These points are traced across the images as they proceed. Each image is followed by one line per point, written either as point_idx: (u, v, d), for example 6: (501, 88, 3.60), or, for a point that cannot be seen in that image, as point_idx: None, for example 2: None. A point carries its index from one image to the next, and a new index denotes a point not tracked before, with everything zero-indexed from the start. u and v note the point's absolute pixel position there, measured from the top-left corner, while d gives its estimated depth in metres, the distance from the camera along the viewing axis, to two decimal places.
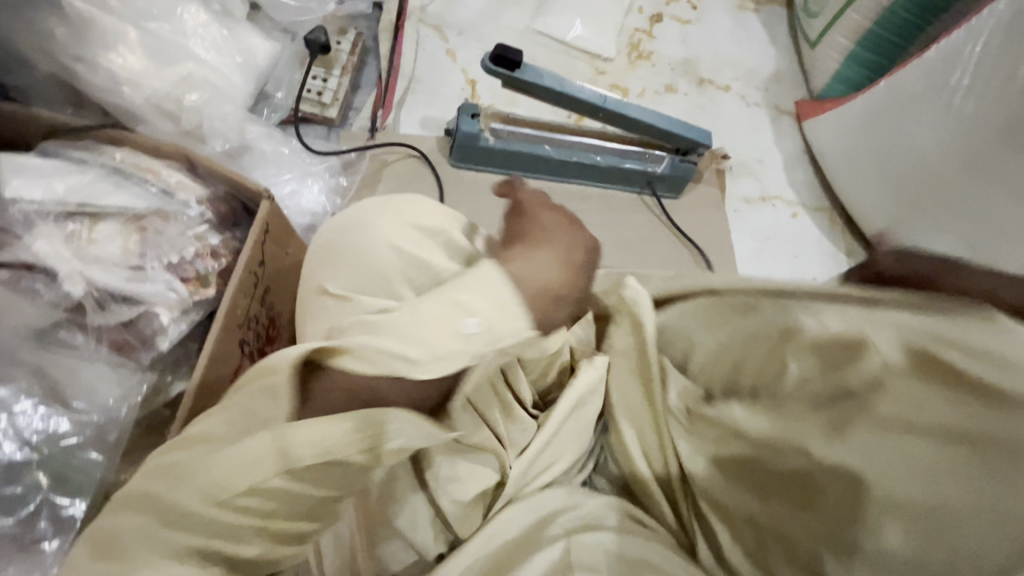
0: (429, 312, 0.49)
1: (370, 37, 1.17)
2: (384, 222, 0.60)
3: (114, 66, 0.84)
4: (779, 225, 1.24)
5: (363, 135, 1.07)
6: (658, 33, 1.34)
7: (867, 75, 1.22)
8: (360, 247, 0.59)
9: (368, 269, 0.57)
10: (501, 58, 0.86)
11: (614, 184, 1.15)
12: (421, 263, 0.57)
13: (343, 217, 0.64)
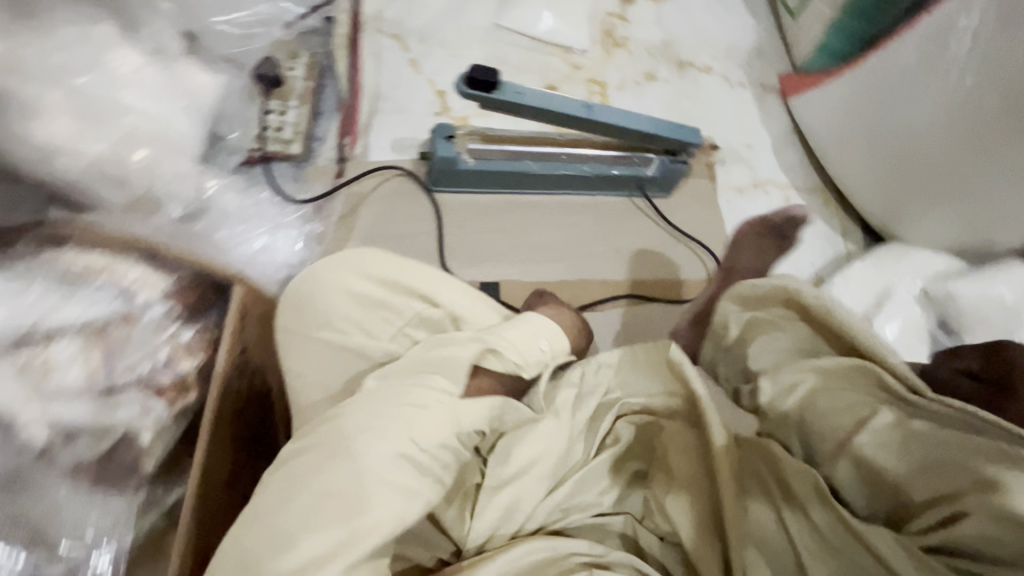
0: (529, 337, 0.68)
1: (323, 53, 1.06)
2: (351, 281, 0.68)
3: (43, 135, 0.75)
4: (774, 213, 1.19)
5: (332, 168, 0.99)
6: (631, 15, 1.26)
7: (852, 44, 1.15)
8: (339, 307, 0.67)
9: (348, 324, 0.67)
10: (477, 77, 0.77)
11: (602, 190, 1.09)
12: (388, 305, 0.68)
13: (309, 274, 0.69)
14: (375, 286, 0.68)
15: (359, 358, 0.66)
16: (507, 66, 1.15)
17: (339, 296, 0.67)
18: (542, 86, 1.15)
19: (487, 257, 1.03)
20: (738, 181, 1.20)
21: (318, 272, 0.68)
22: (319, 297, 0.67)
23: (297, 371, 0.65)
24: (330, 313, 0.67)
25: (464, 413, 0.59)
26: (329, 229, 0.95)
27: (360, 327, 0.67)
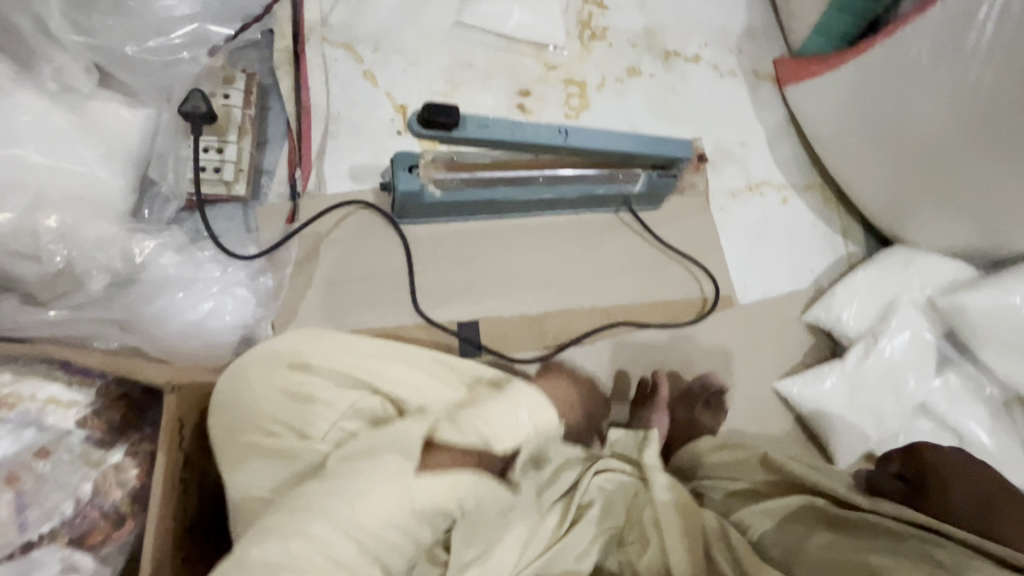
0: (503, 409, 0.64)
1: (265, 73, 0.95)
2: (278, 372, 0.69)
3: None
4: (771, 218, 1.10)
5: (284, 208, 0.90)
6: (610, 2, 1.13)
7: (848, 21, 1.04)
8: (274, 398, 0.68)
9: (288, 411, 0.67)
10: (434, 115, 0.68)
11: (586, 207, 1.00)
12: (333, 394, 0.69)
13: (232, 380, 0.68)
14: (306, 375, 0.70)
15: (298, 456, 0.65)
16: (473, 70, 1.03)
17: (270, 387, 0.68)
18: (514, 91, 1.04)
19: (463, 294, 0.94)
20: (733, 185, 1.10)
21: (240, 371, 0.68)
22: (250, 392, 0.68)
23: (254, 468, 0.65)
24: (262, 407, 0.67)
25: (416, 490, 0.57)
26: (283, 279, 0.86)
27: (301, 415, 0.67)
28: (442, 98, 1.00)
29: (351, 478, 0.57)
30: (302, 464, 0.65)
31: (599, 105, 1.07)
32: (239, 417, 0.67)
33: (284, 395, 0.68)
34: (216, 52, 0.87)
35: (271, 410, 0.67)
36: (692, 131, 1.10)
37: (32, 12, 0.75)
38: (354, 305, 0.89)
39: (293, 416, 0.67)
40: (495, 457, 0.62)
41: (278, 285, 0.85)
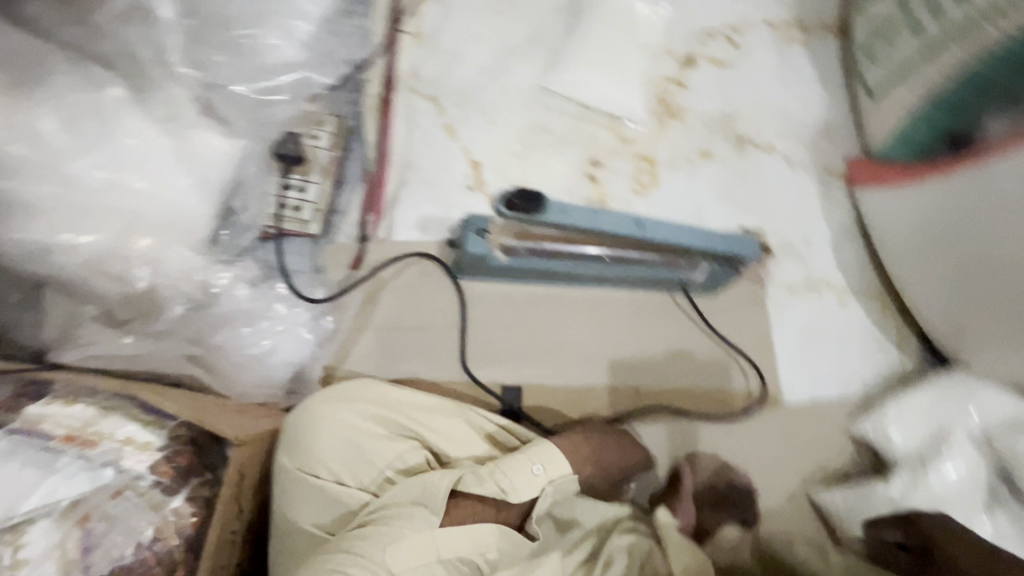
0: (519, 466, 0.72)
1: (351, 114, 0.97)
2: (339, 416, 0.73)
3: (38, 239, 0.69)
4: (826, 318, 1.09)
5: (352, 250, 0.92)
6: (691, 82, 1.14)
7: (925, 132, 1.02)
8: (329, 442, 0.71)
9: (340, 456, 0.71)
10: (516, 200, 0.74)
11: (643, 286, 1.00)
12: (381, 448, 0.71)
13: (295, 419, 0.73)
14: (361, 422, 0.73)
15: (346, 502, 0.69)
16: (549, 135, 1.05)
17: (328, 432, 0.71)
18: (586, 160, 1.05)
19: (511, 357, 0.95)
20: (790, 279, 1.10)
21: (304, 411, 0.73)
22: (309, 433, 0.71)
23: (303, 504, 0.69)
24: (315, 450, 0.71)
25: (441, 540, 0.65)
26: (343, 320, 0.88)
27: (349, 462, 0.71)
28: (516, 158, 1.03)
29: (387, 534, 0.64)
30: (349, 503, 0.69)
31: (667, 183, 1.08)
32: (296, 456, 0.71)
33: (337, 440, 0.71)
34: (314, 97, 0.92)
35: (325, 455, 0.70)
36: (756, 220, 1.11)
37: (156, 46, 0.80)
38: (405, 354, 0.90)
39: (344, 462, 0.71)
40: (509, 507, 0.71)
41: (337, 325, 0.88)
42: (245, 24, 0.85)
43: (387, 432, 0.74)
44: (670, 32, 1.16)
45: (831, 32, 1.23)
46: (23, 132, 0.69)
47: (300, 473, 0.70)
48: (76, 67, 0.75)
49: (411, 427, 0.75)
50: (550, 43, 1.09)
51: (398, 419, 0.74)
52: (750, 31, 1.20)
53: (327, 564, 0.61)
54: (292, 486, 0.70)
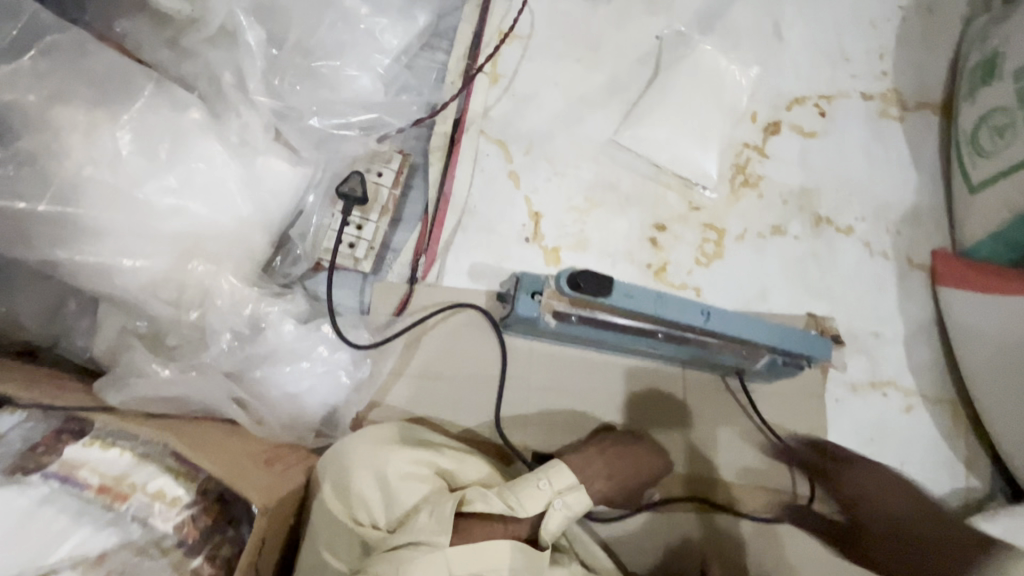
0: (525, 483, 0.72)
1: (418, 152, 0.96)
2: (374, 457, 0.71)
3: (96, 263, 0.68)
4: (888, 422, 1.01)
5: (400, 292, 0.90)
6: (771, 150, 1.08)
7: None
8: (359, 475, 0.70)
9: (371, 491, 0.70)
10: (583, 282, 0.67)
11: (692, 365, 0.94)
12: (403, 494, 0.69)
13: (333, 453, 0.73)
14: (394, 458, 0.71)
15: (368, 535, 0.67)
16: (615, 193, 1.01)
17: (362, 469, 0.70)
18: (650, 223, 1.01)
19: (549, 425, 0.90)
20: (853, 375, 1.02)
21: (342, 445, 0.73)
22: (344, 468, 0.71)
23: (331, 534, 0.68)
24: (348, 485, 0.70)
25: (453, 555, 0.64)
26: (381, 369, 0.86)
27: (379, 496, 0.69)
28: (577, 213, 0.99)
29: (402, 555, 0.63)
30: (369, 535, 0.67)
31: (732, 256, 1.03)
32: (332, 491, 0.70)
33: (369, 475, 0.70)
34: (385, 138, 0.92)
35: (357, 489, 0.69)
36: (824, 306, 1.04)
37: (238, 70, 0.80)
38: (438, 406, 0.88)
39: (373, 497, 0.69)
40: (519, 522, 0.70)
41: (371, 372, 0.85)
42: (328, 59, 0.86)
43: (416, 469, 0.71)
44: (755, 94, 1.09)
45: (933, 110, 1.14)
46: (97, 150, 0.68)
47: (334, 508, 0.69)
48: (157, 87, 0.74)
49: (438, 465, 0.74)
50: (627, 95, 1.05)
51: (423, 454, 0.73)
52: (843, 101, 1.12)
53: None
54: (325, 521, 0.69)
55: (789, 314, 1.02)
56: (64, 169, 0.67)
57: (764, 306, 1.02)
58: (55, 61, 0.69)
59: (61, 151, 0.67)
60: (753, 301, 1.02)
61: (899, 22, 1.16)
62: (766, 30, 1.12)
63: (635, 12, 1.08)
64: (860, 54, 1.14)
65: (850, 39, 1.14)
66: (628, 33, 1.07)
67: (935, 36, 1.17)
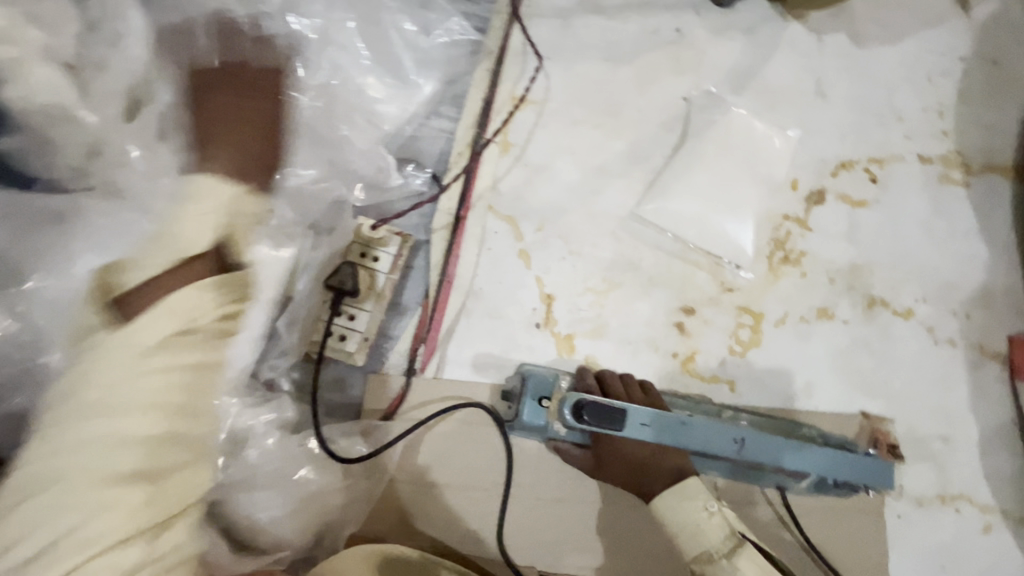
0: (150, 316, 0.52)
1: (420, 229, 0.89)
2: (124, 419, 0.49)
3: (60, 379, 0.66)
4: (962, 548, 0.86)
5: (395, 384, 0.82)
6: (816, 222, 0.96)
7: None
8: (116, 487, 0.48)
9: (99, 519, 0.47)
10: (588, 414, 0.67)
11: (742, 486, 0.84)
12: (134, 421, 0.50)
13: (102, 398, 0.49)
14: (142, 350, 0.51)
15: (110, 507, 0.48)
16: (637, 274, 0.91)
17: (88, 446, 0.48)
18: (677, 307, 0.91)
19: (564, 539, 0.79)
20: (917, 487, 0.88)
21: (124, 390, 0.50)
22: (93, 456, 0.48)
23: None
24: (82, 487, 0.47)
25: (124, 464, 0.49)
26: (208, 313, 0.55)
27: (107, 543, 0.47)
28: (594, 295, 0.90)
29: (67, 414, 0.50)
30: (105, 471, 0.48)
31: (772, 345, 0.91)
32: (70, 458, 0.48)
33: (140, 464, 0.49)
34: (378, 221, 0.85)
35: (109, 447, 0.49)
36: (879, 405, 0.90)
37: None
38: (438, 519, 0.79)
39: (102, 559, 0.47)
40: (146, 413, 0.50)
41: (187, 253, 0.57)
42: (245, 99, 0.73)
43: (165, 372, 0.52)
44: (797, 159, 0.98)
45: (1003, 173, 1.00)
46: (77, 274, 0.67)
47: (21, 479, 0.48)
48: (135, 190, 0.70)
49: (175, 372, 0.52)
50: (651, 163, 0.95)
51: (158, 381, 0.51)
52: (896, 165, 1.00)
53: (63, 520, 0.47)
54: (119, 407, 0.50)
55: (836, 413, 0.90)
56: (41, 294, 0.66)
57: (809, 402, 0.90)
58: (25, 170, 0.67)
59: (23, 276, 0.66)
60: (796, 400, 0.90)
61: (960, 75, 1.04)
62: (806, 88, 1.01)
63: (659, 71, 0.99)
64: (916, 112, 1.02)
65: (903, 95, 1.02)
66: (653, 95, 0.98)
67: (1004, 92, 1.03)
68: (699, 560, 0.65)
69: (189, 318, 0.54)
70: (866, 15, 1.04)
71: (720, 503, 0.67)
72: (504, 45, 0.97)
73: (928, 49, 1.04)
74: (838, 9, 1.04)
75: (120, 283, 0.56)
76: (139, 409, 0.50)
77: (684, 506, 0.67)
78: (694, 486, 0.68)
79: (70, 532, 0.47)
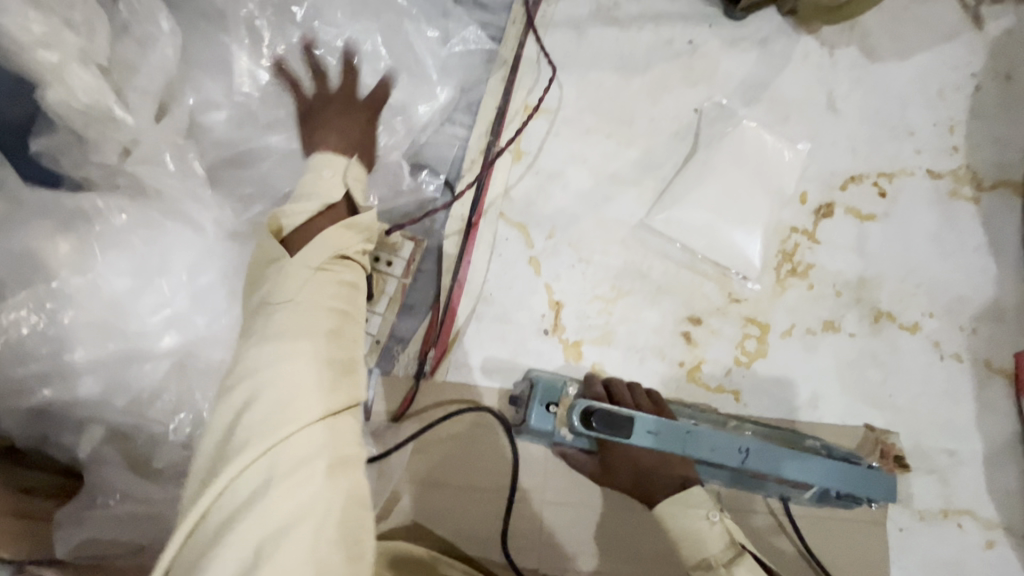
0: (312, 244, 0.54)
1: (432, 234, 0.91)
2: (298, 327, 0.50)
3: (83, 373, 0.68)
4: (964, 562, 0.87)
5: (405, 386, 0.84)
6: (824, 235, 0.97)
7: None
8: (302, 376, 0.48)
9: (283, 407, 0.47)
10: (597, 420, 0.68)
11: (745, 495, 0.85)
12: (306, 330, 0.50)
13: (283, 305, 0.51)
14: (302, 273, 0.53)
15: (298, 402, 0.47)
16: (646, 282, 0.92)
17: (270, 354, 0.49)
18: (684, 316, 0.92)
19: (567, 542, 0.81)
20: (920, 501, 0.88)
21: (302, 299, 0.51)
22: (278, 361, 0.49)
23: None
24: (271, 388, 0.48)
25: (307, 365, 0.49)
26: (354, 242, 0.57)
27: (298, 422, 0.47)
28: (602, 303, 0.91)
29: (249, 336, 0.51)
30: (290, 368, 0.48)
31: (778, 355, 0.92)
32: (256, 366, 0.49)
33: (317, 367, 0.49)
34: (393, 227, 0.85)
35: (288, 353, 0.49)
36: (884, 419, 0.91)
37: (271, 183, 0.81)
38: (444, 520, 0.80)
39: (296, 446, 0.46)
40: (318, 325, 0.51)
41: (327, 202, 0.58)
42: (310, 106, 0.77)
43: (328, 291, 0.53)
44: (807, 172, 0.99)
45: (1014, 190, 1.00)
46: (102, 270, 0.69)
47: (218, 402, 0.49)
48: (160, 194, 0.74)
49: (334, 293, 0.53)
50: (662, 173, 0.97)
51: (322, 298, 0.52)
52: (906, 179, 1.00)
53: (253, 417, 0.47)
54: (293, 320, 0.50)
55: (840, 425, 0.90)
56: (71, 291, 0.67)
57: (813, 413, 0.90)
58: (57, 169, 0.70)
59: (52, 274, 0.67)
60: (801, 410, 0.90)
61: (972, 91, 1.04)
62: (818, 101, 1.01)
63: (671, 82, 1.00)
64: (927, 127, 1.02)
65: (915, 110, 1.03)
66: (665, 105, 0.99)
67: (1016, 109, 1.04)
68: (698, 568, 0.66)
69: (341, 247, 0.55)
70: (878, 30, 1.05)
71: (723, 513, 0.68)
72: (519, 54, 0.98)
73: (941, 64, 1.04)
74: (852, 23, 1.05)
75: (282, 223, 0.56)
76: (311, 320, 0.51)
77: (685, 514, 0.68)
78: (697, 495, 0.69)
79: (265, 428, 0.46)
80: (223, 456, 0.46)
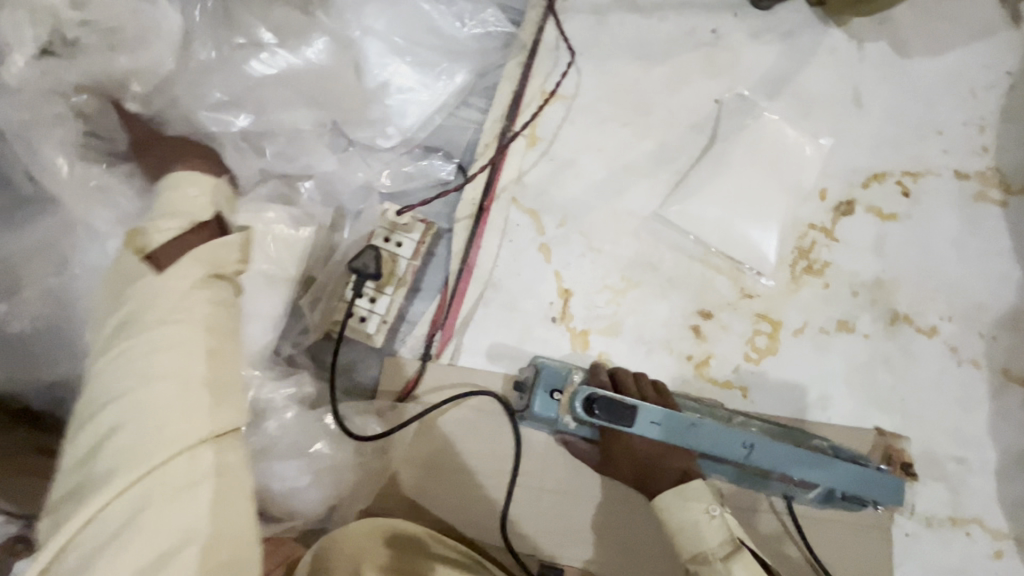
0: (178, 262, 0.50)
1: (444, 217, 0.91)
2: (151, 353, 0.45)
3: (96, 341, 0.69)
4: (970, 571, 0.85)
5: (410, 368, 0.84)
6: (842, 233, 0.95)
7: None
8: (169, 402, 0.44)
9: (151, 436, 0.43)
10: (597, 409, 0.68)
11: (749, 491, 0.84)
12: (164, 356, 0.45)
13: (147, 325, 0.47)
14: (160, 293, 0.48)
15: (159, 437, 0.43)
16: (656, 274, 0.91)
17: (121, 386, 0.44)
18: (694, 310, 0.91)
19: (566, 529, 0.81)
20: (928, 507, 0.87)
21: (167, 316, 0.47)
22: (135, 392, 0.44)
23: None
24: (128, 423, 0.43)
25: (164, 395, 0.44)
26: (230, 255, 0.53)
27: (158, 458, 0.43)
28: (611, 293, 0.90)
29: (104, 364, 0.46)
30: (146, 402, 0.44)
31: (788, 353, 0.90)
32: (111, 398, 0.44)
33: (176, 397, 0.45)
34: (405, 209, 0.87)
35: (145, 383, 0.44)
36: (895, 423, 0.89)
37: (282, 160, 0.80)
38: (444, 501, 0.81)
39: (165, 483, 0.42)
40: (179, 350, 0.46)
41: (195, 220, 0.55)
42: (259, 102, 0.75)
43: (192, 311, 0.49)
44: (828, 169, 0.97)
45: None
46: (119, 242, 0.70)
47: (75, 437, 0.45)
48: None
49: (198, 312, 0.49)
50: (678, 165, 0.95)
51: (186, 318, 0.48)
52: (931, 180, 0.97)
53: (105, 460, 0.42)
54: (146, 345, 0.46)
55: (849, 427, 0.89)
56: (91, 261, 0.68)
57: (822, 414, 0.89)
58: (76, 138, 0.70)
59: (64, 248, 0.69)
60: (809, 410, 0.89)
61: (1006, 90, 1.00)
62: (843, 97, 0.99)
63: (693, 72, 0.98)
64: (956, 126, 0.99)
65: (944, 108, 1.00)
66: (685, 96, 0.97)
67: None
68: (695, 560, 0.66)
69: (218, 264, 0.52)
70: (910, 24, 1.02)
71: (723, 508, 0.67)
72: (538, 39, 0.97)
73: (974, 62, 1.01)
74: (883, 17, 1.02)
75: (143, 236, 0.52)
76: (166, 346, 0.46)
77: (684, 507, 0.67)
78: (697, 489, 0.68)
79: (124, 468, 0.42)
80: (80, 498, 0.42)
